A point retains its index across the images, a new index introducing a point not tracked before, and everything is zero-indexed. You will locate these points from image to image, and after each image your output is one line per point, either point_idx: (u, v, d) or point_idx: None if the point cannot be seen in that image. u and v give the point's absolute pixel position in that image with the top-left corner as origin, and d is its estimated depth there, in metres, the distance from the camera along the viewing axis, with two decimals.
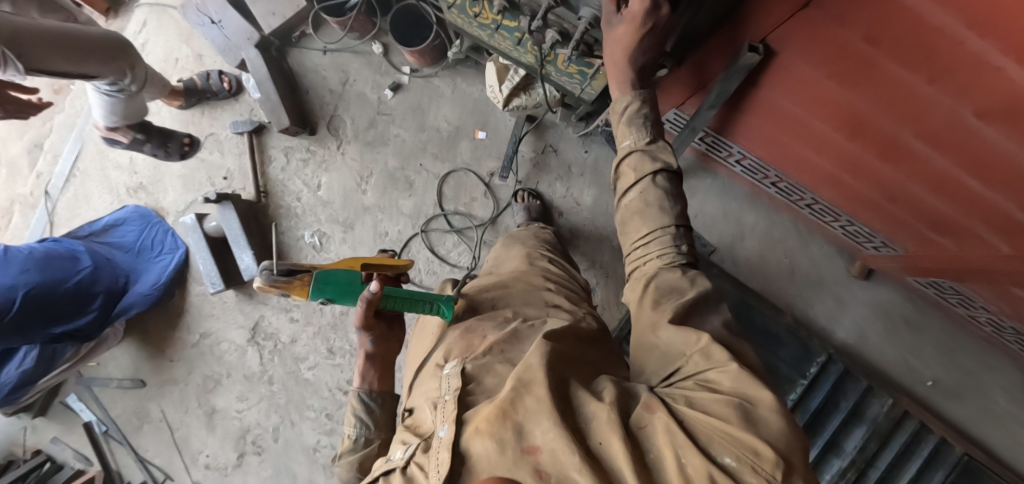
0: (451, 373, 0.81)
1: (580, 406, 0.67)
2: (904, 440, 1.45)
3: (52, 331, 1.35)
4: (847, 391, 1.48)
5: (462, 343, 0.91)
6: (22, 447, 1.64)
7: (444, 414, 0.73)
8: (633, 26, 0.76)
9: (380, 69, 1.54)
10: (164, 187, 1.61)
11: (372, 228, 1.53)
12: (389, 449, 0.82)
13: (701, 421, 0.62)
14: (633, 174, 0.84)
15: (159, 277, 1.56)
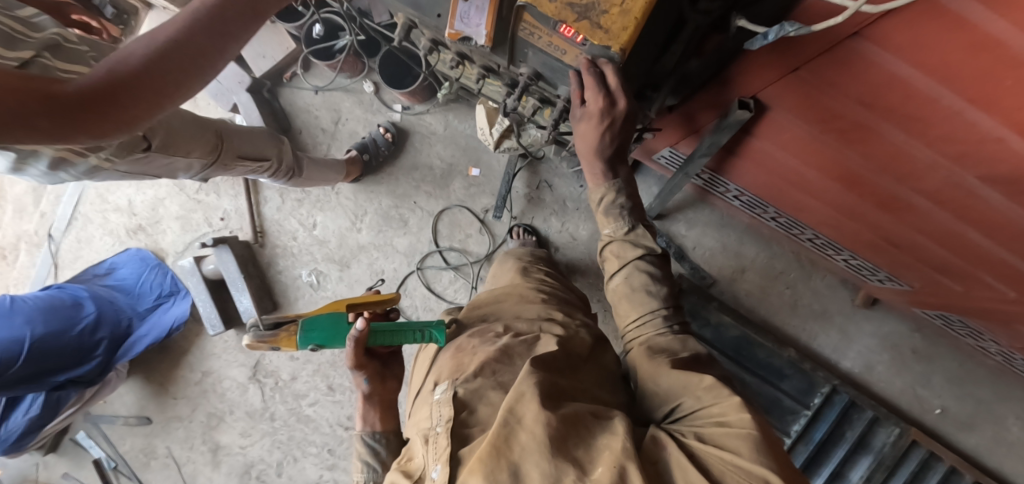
0: (443, 400, 0.77)
1: (586, 438, 0.64)
2: (913, 469, 1.42)
3: (56, 379, 1.38)
4: (852, 421, 1.44)
5: (452, 363, 0.85)
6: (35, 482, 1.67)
7: (438, 450, 0.70)
8: (593, 123, 0.77)
9: (371, 107, 1.54)
10: (162, 228, 1.63)
11: (368, 266, 1.53)
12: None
13: (711, 457, 0.62)
14: (618, 260, 0.92)
15: (160, 320, 1.57)
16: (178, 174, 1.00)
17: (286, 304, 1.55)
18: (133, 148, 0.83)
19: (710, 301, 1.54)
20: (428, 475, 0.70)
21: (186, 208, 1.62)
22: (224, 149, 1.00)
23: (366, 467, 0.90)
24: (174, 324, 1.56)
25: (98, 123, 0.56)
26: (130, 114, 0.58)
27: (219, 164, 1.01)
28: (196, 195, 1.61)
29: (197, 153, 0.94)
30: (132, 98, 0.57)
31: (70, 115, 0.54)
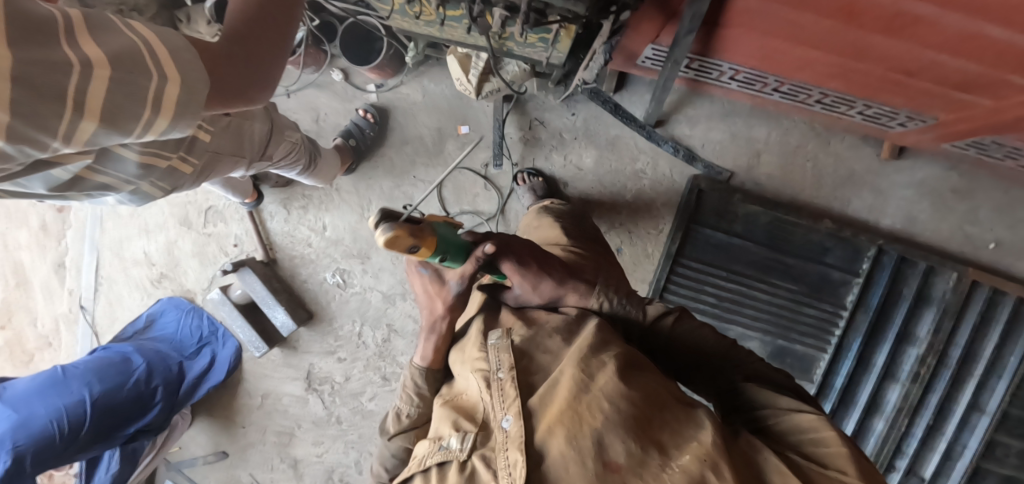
0: (501, 346, 0.73)
1: (676, 425, 0.63)
2: (980, 310, 1.43)
3: (125, 432, 1.43)
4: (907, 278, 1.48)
5: (507, 313, 0.82)
6: None
7: (504, 399, 0.66)
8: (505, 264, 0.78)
9: (346, 96, 1.48)
10: (183, 270, 1.62)
11: (387, 253, 1.53)
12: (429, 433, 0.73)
13: (814, 471, 0.61)
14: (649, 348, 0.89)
15: (210, 360, 1.61)
16: (249, 158, 0.91)
17: (320, 311, 1.58)
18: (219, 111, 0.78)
19: (732, 195, 1.47)
20: (493, 423, 0.66)
21: (198, 244, 1.60)
22: (274, 121, 0.94)
23: (412, 397, 0.86)
24: (226, 370, 1.61)
25: (259, 86, 0.57)
26: (271, 70, 0.58)
27: (277, 135, 0.95)
28: (204, 230, 1.59)
29: (258, 119, 0.88)
30: (265, 52, 0.56)
31: (240, 84, 0.54)
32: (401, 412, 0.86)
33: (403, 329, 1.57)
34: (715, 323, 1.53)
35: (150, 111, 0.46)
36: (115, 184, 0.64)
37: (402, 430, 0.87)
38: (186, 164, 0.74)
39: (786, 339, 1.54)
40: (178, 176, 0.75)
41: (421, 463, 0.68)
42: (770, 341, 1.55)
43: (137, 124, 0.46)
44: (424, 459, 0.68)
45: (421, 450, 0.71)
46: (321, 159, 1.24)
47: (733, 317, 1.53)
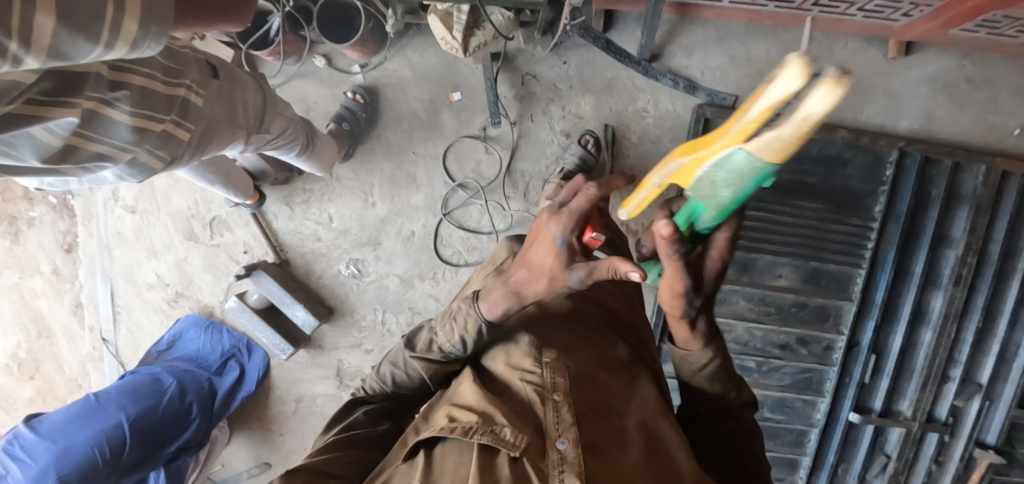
0: (559, 367, 0.73)
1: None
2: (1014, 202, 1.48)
3: (168, 451, 1.42)
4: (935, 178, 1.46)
5: (562, 335, 0.82)
6: None
7: (562, 422, 0.65)
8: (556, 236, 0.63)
9: (332, 81, 1.46)
10: (197, 285, 1.60)
11: (398, 235, 1.50)
12: (463, 405, 0.69)
13: None
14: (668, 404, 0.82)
15: (238, 372, 1.60)
16: (247, 130, 0.88)
17: (340, 305, 1.55)
18: (207, 75, 0.76)
19: None
20: (546, 439, 0.64)
21: (208, 256, 1.58)
22: (267, 93, 0.92)
23: (453, 336, 0.77)
24: (256, 378, 1.59)
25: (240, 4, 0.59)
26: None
27: (271, 105, 0.92)
28: (212, 241, 1.57)
29: (250, 86, 0.86)
30: None
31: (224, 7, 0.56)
32: (435, 340, 0.78)
33: (425, 311, 1.54)
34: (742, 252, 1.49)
35: (116, 8, 0.38)
36: (111, 151, 0.63)
37: (427, 361, 0.79)
38: (181, 129, 0.72)
39: (818, 261, 1.49)
40: (175, 143, 0.72)
41: (466, 434, 0.64)
42: (802, 265, 1.49)
43: (103, 25, 0.38)
44: (472, 429, 0.64)
45: (461, 418, 0.67)
46: (321, 142, 1.21)
47: (760, 245, 1.48)
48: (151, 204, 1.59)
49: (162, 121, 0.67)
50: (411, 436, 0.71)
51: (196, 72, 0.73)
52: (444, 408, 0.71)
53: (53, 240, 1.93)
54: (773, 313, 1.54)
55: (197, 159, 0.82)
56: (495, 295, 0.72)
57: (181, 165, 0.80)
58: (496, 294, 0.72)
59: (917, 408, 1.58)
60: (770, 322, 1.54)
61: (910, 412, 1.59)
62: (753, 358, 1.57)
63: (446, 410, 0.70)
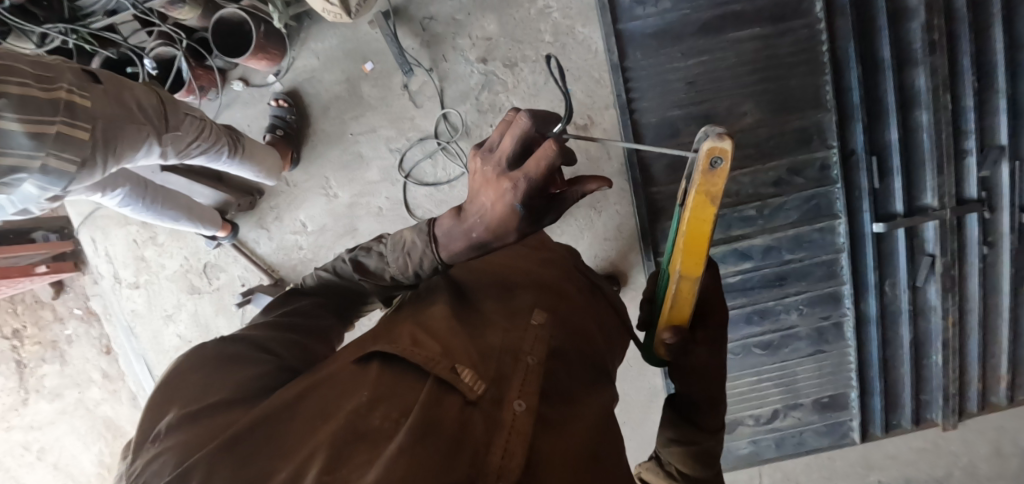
0: (531, 336, 0.74)
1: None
2: None
3: None
4: None
5: (550, 309, 0.83)
6: None
7: (518, 386, 0.64)
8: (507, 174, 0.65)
9: (256, 99, 1.51)
10: (216, 330, 1.69)
11: (368, 215, 1.54)
12: (426, 342, 0.67)
13: None
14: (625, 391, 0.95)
15: None
16: (154, 128, 0.93)
17: None
18: (86, 81, 0.81)
19: None
20: (500, 397, 0.63)
21: (215, 301, 1.66)
22: (165, 96, 0.97)
23: (403, 271, 0.79)
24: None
25: None
26: None
27: (170, 104, 0.97)
28: (212, 287, 1.65)
29: (139, 88, 0.91)
30: None
31: None
32: (388, 269, 0.80)
33: None
34: (697, 103, 1.43)
35: None
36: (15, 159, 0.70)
37: (376, 283, 0.83)
38: (78, 129, 0.77)
39: (777, 84, 1.43)
40: (78, 145, 0.78)
41: (428, 364, 0.63)
42: (761, 93, 1.44)
43: None
44: (435, 360, 0.64)
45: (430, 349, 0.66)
46: (256, 147, 1.26)
47: (712, 91, 1.43)
48: (150, 274, 1.68)
49: (51, 120, 0.73)
50: (365, 344, 0.69)
51: (73, 79, 0.79)
52: (408, 329, 0.71)
53: (94, 347, 2.07)
54: (753, 154, 1.48)
55: (115, 163, 0.87)
56: (456, 245, 0.71)
57: (97, 173, 0.85)
58: (461, 241, 0.71)
59: (943, 195, 1.48)
60: (753, 163, 1.48)
61: (937, 202, 1.49)
62: (752, 205, 1.51)
63: (415, 333, 0.69)
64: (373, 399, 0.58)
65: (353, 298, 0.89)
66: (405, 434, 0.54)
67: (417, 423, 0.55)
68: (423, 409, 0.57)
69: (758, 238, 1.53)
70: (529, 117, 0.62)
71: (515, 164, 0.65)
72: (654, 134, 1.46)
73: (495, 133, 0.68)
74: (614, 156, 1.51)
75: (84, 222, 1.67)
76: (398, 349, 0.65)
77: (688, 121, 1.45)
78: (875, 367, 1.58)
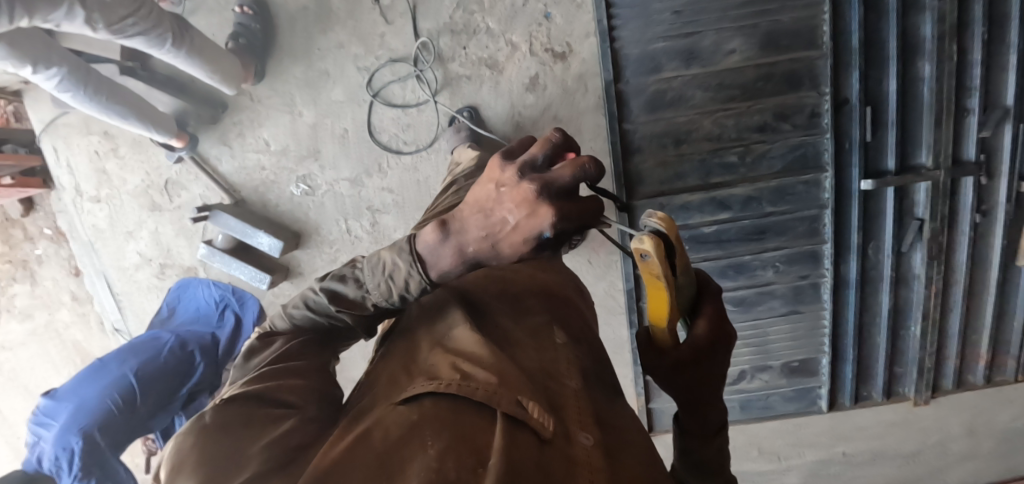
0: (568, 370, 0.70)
1: None
2: None
3: (182, 393, 1.50)
4: None
5: (567, 335, 0.81)
6: None
7: (579, 420, 0.60)
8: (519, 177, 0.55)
9: (222, 7, 1.45)
10: (177, 251, 1.61)
11: (332, 137, 1.48)
12: (473, 368, 0.61)
13: None
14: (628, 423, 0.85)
15: (239, 321, 1.61)
16: None
17: (304, 226, 1.55)
18: None
19: None
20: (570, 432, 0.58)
21: (176, 219, 1.58)
22: None
23: (391, 295, 0.69)
24: (253, 322, 1.60)
25: None
26: None
27: None
28: (174, 205, 1.57)
29: None
30: None
31: None
32: (368, 297, 0.71)
33: (386, 207, 1.53)
34: (682, 39, 1.35)
35: None
36: None
37: (358, 312, 0.72)
38: None
39: (770, 21, 1.33)
40: None
41: (490, 400, 0.56)
42: (751, 29, 1.34)
43: None
44: (496, 394, 0.57)
45: (485, 381, 0.59)
46: (200, 44, 1.22)
47: (699, 23, 1.34)
48: (111, 189, 1.57)
49: None
50: (397, 391, 0.62)
51: None
52: (445, 358, 0.64)
53: (62, 268, 2.04)
54: (738, 95, 1.40)
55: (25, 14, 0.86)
56: (444, 263, 0.63)
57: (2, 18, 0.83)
58: (450, 255, 0.62)
59: (939, 154, 1.39)
60: (738, 106, 1.40)
61: (931, 162, 1.40)
62: (733, 152, 1.44)
63: (455, 363, 0.63)
64: (445, 446, 0.49)
65: (344, 334, 0.78)
66: (495, 468, 0.47)
67: (503, 465, 0.48)
68: (503, 451, 0.49)
69: (738, 187, 1.46)
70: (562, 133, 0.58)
71: (562, 197, 0.53)
72: (635, 68, 1.38)
73: (533, 151, 0.56)
74: (591, 89, 1.43)
75: (45, 129, 1.53)
76: (447, 386, 0.58)
77: (672, 55, 1.36)
78: (850, 334, 1.54)
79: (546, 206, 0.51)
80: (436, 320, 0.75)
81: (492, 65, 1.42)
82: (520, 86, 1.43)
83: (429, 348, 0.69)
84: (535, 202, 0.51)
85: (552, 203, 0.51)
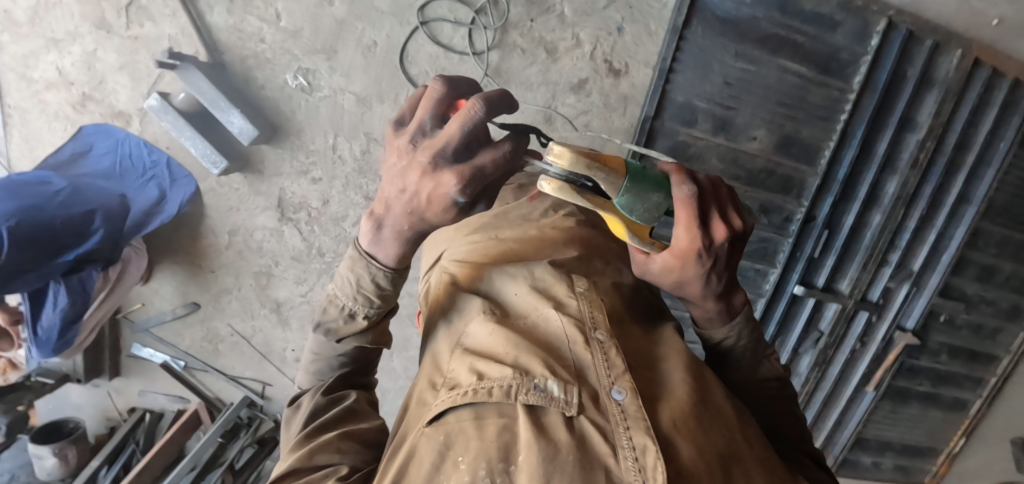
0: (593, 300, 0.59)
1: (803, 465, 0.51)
2: (978, 93, 1.48)
3: (64, 259, 1.18)
4: (913, 57, 1.44)
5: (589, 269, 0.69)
6: (118, 411, 1.67)
7: (610, 366, 0.50)
8: (409, 144, 0.54)
9: None
10: (112, 87, 1.31)
11: (357, 43, 1.32)
12: (486, 360, 0.51)
13: None
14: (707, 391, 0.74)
15: (159, 196, 1.38)
16: None
17: (285, 122, 1.37)
18: None
19: None
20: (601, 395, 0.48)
21: (125, 52, 1.29)
22: None
23: (372, 301, 0.64)
24: (180, 206, 1.39)
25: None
26: None
27: None
28: (128, 33, 1.27)
29: None
30: None
31: None
32: (351, 310, 0.64)
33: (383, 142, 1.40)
34: (720, 109, 1.44)
35: None
36: None
37: (358, 332, 0.66)
38: None
39: (792, 126, 1.48)
40: None
41: (506, 404, 0.47)
42: (775, 127, 1.48)
43: None
44: (509, 394, 0.47)
45: (494, 375, 0.49)
46: None
47: (740, 101, 1.44)
48: None
49: None
50: (423, 410, 0.53)
51: None
52: (458, 353, 0.55)
53: None
54: (741, 176, 1.53)
55: None
56: (388, 251, 0.60)
57: None
58: (392, 241, 0.59)
59: (856, 287, 1.66)
60: (737, 185, 1.54)
61: (848, 290, 1.67)
62: None
63: (470, 361, 0.52)
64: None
65: (373, 361, 0.74)
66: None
67: None
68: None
69: None
70: (437, 81, 0.55)
71: (459, 156, 0.53)
72: (673, 113, 1.44)
73: (418, 117, 0.54)
74: (628, 115, 1.46)
75: None
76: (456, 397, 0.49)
77: (707, 118, 1.45)
78: None
79: (447, 173, 0.51)
80: (449, 312, 0.63)
81: (550, 50, 1.37)
82: (567, 82, 1.41)
83: (451, 349, 0.59)
84: (434, 169, 0.51)
85: (451, 167, 0.51)
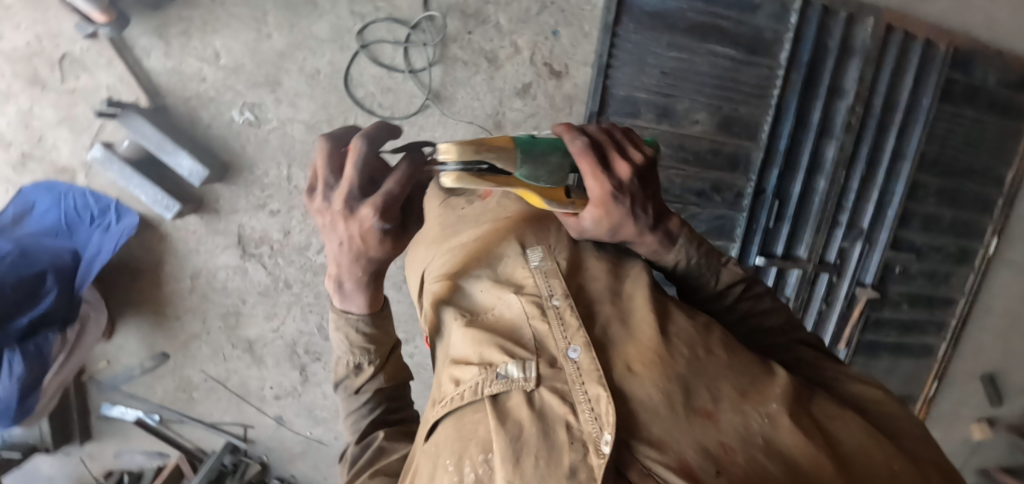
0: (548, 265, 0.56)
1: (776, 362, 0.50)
2: (894, 57, 1.59)
3: (17, 324, 1.17)
4: (832, 30, 1.54)
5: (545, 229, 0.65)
6: (94, 476, 1.61)
7: (565, 328, 0.47)
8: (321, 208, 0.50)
9: None
10: (52, 143, 1.29)
11: (300, 73, 1.34)
12: (458, 365, 0.50)
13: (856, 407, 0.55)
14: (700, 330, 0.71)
15: (103, 246, 1.29)
16: None
17: (235, 158, 1.36)
18: None
19: None
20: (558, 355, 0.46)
21: (63, 105, 1.27)
22: None
23: (367, 348, 0.66)
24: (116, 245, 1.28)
25: None
26: None
27: None
28: (64, 86, 1.26)
29: None
30: None
31: None
32: (352, 363, 0.67)
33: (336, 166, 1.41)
34: (661, 98, 1.51)
35: None
36: None
37: (370, 378, 0.68)
38: None
39: (730, 106, 1.55)
40: None
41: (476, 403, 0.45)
42: (715, 109, 1.55)
43: None
44: (476, 394, 0.45)
45: (464, 378, 0.48)
46: None
47: (679, 88, 1.51)
48: None
49: None
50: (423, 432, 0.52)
51: None
52: (443, 372, 0.53)
53: None
54: (690, 159, 1.59)
55: None
56: (360, 299, 0.61)
57: None
58: (355, 287, 0.59)
59: (812, 250, 1.74)
60: (687, 168, 1.60)
61: (806, 255, 1.74)
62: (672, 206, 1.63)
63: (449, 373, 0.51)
64: None
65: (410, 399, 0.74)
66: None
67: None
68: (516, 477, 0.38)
69: None
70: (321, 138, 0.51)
71: (370, 189, 0.49)
72: (617, 107, 1.49)
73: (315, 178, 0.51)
74: (575, 113, 1.50)
75: None
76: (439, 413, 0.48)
77: (650, 108, 1.51)
78: None
79: (362, 209, 0.48)
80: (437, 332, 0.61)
81: (491, 59, 1.41)
82: (512, 88, 1.45)
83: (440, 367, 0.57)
84: (353, 214, 0.48)
85: (363, 201, 0.48)
